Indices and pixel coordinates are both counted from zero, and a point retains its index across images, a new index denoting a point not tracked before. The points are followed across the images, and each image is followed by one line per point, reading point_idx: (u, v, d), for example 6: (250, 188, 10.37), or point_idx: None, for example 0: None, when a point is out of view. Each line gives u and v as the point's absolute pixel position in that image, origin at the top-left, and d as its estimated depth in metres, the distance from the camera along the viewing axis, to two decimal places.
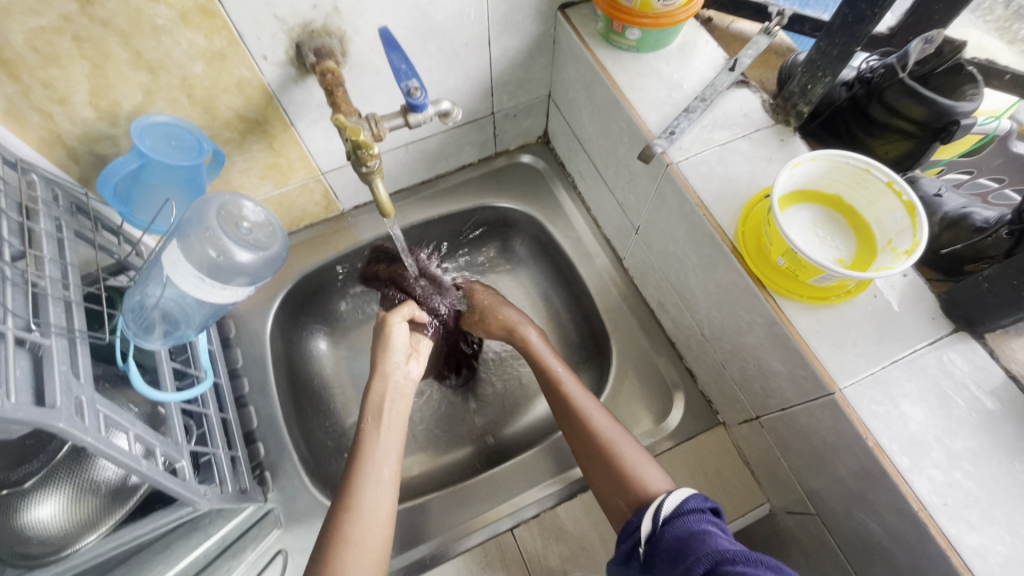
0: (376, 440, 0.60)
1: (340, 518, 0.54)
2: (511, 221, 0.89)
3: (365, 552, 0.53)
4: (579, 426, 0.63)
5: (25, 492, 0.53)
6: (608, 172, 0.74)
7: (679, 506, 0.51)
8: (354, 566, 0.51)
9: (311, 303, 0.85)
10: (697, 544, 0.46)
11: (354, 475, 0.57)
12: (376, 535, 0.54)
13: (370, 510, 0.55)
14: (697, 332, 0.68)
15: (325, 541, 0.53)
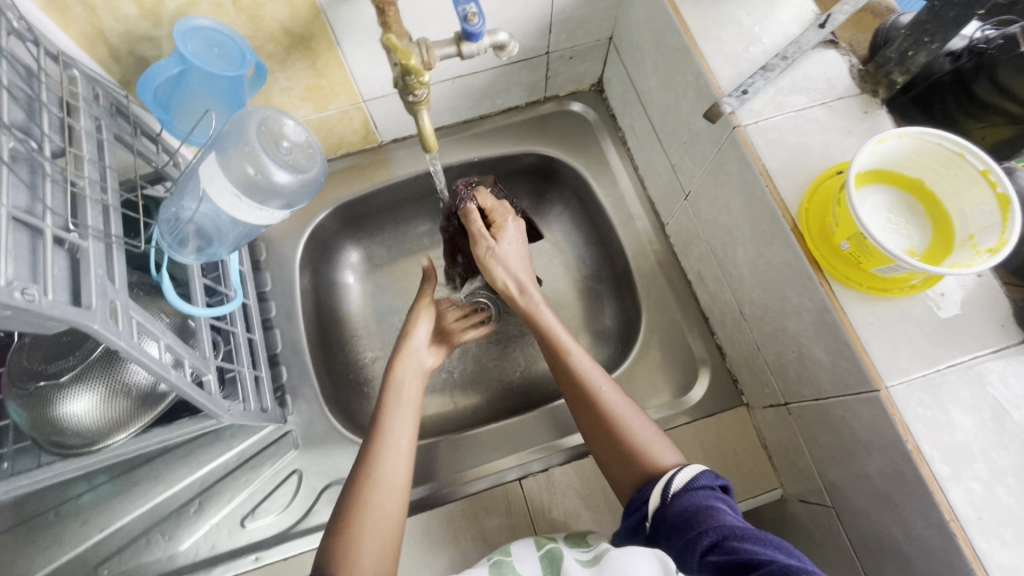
0: (394, 415, 0.61)
1: (357, 487, 0.55)
2: (552, 172, 0.85)
3: (383, 518, 0.54)
4: (588, 404, 0.61)
5: (61, 386, 0.54)
6: (664, 130, 0.69)
7: (688, 483, 0.50)
8: (370, 529, 0.52)
9: (342, 234, 0.84)
10: (704, 518, 0.46)
11: (372, 444, 0.58)
12: (394, 502, 0.55)
13: (387, 478, 0.56)
14: (736, 309, 0.65)
15: (345, 506, 0.54)
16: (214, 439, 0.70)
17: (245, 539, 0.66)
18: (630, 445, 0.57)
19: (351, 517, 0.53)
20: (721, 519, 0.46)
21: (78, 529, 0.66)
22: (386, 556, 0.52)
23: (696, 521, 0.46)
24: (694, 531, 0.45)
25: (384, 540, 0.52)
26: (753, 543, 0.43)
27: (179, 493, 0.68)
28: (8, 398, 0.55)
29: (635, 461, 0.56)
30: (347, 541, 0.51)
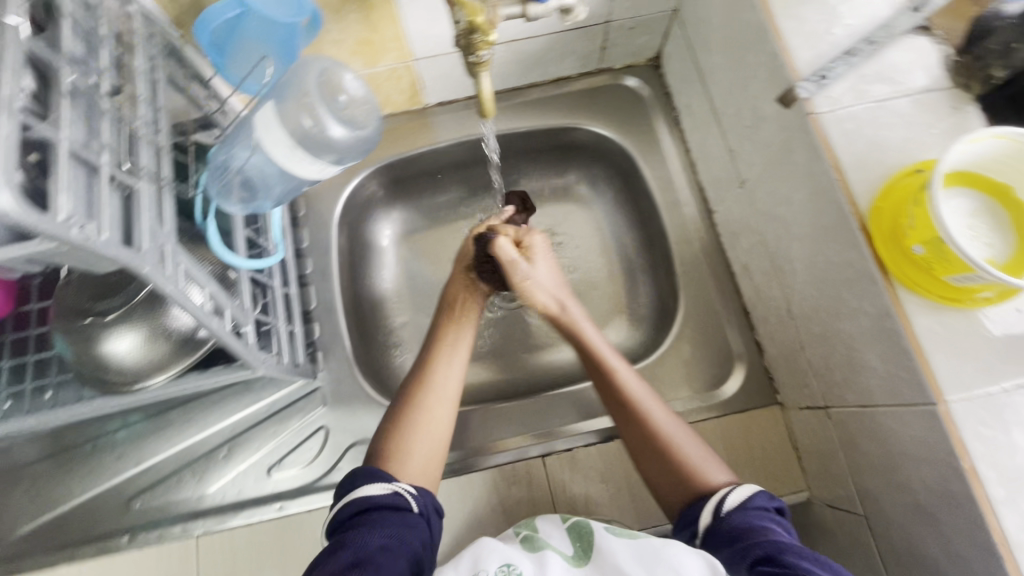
0: (450, 335, 0.64)
1: (402, 423, 0.57)
2: (599, 148, 0.83)
3: (423, 455, 0.56)
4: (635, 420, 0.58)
5: (105, 324, 0.55)
6: (724, 113, 0.66)
7: (744, 502, 0.50)
8: (410, 462, 0.55)
9: (380, 196, 0.84)
10: (759, 532, 0.47)
11: (430, 359, 0.62)
12: (435, 443, 0.57)
13: (432, 418, 0.58)
14: (783, 306, 0.62)
15: (389, 432, 0.57)
16: (245, 389, 0.71)
17: (270, 488, 0.68)
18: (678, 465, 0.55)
19: (402, 421, 0.57)
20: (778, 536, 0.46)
21: (115, 462, 0.69)
22: (430, 461, 0.57)
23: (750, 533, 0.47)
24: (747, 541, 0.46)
25: (430, 451, 0.57)
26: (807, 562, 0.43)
27: (209, 438, 0.70)
28: (55, 330, 0.56)
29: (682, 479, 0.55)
30: (397, 441, 0.56)
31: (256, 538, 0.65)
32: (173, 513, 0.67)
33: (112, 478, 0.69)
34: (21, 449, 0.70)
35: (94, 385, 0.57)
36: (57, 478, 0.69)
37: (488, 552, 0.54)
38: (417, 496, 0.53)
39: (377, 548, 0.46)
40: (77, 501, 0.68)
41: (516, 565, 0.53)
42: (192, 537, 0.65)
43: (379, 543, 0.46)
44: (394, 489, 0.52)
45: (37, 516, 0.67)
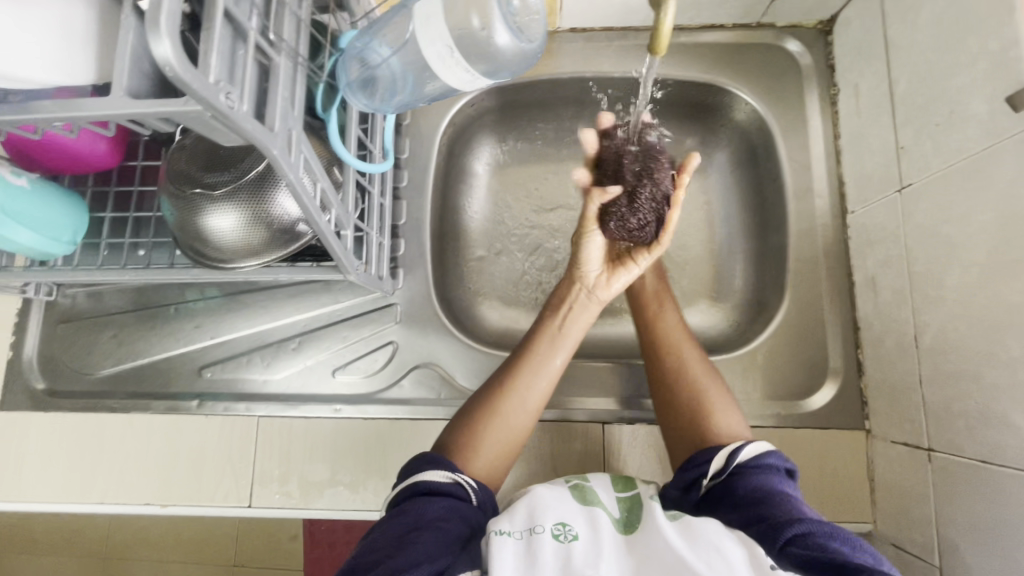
0: (549, 342, 0.60)
1: (477, 414, 0.55)
2: (733, 114, 0.75)
3: (488, 451, 0.53)
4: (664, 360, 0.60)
5: (213, 198, 0.54)
6: (906, 101, 0.57)
7: (755, 459, 0.50)
8: (475, 454, 0.53)
9: (485, 119, 0.79)
10: (780, 502, 0.45)
11: (525, 361, 0.59)
12: (502, 441, 0.54)
13: (509, 416, 0.55)
14: (909, 331, 0.56)
15: (462, 421, 0.55)
16: (322, 289, 0.72)
17: (331, 389, 0.69)
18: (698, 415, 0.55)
19: (483, 416, 0.55)
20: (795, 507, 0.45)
21: (193, 330, 0.72)
22: (496, 462, 0.54)
23: (772, 503, 0.44)
24: (770, 512, 0.44)
25: (498, 450, 0.54)
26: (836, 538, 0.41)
27: (283, 327, 0.71)
28: (166, 193, 0.57)
29: (697, 428, 0.54)
30: (468, 433, 0.54)
31: (312, 433, 0.67)
32: (239, 390, 0.70)
33: (188, 344, 0.72)
34: (111, 298, 0.74)
35: (193, 255, 0.58)
36: (139, 332, 0.72)
37: (545, 509, 0.47)
38: (478, 488, 0.50)
39: (438, 517, 0.45)
40: (156, 358, 0.72)
41: (571, 525, 0.45)
42: (254, 418, 0.68)
43: (440, 512, 0.46)
44: (456, 479, 0.49)
45: (120, 362, 0.72)
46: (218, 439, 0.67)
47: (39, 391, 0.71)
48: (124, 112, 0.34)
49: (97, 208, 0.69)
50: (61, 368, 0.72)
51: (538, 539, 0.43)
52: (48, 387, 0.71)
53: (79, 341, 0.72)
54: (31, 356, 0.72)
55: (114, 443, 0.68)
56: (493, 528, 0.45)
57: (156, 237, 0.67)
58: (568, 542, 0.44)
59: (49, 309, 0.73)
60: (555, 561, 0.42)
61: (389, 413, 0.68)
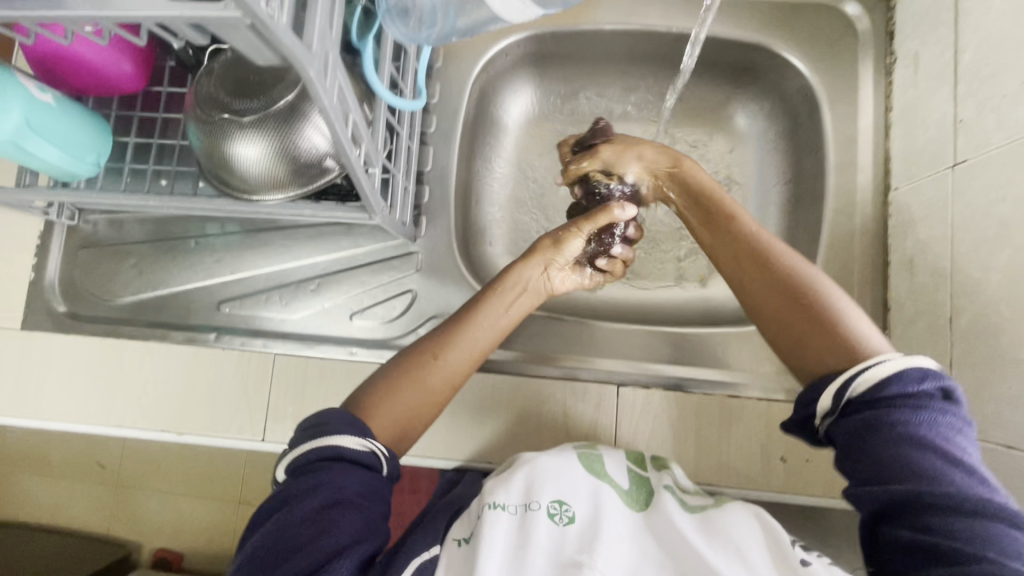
0: (486, 317, 0.58)
1: (398, 373, 0.53)
2: (777, 78, 0.72)
3: (395, 412, 0.51)
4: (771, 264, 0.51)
5: (242, 126, 0.53)
6: (971, 73, 0.54)
7: (878, 392, 0.41)
8: (382, 413, 0.51)
9: (519, 68, 0.76)
10: (897, 462, 0.39)
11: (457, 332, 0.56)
12: (416, 406, 0.52)
13: (427, 381, 0.53)
14: (944, 313, 0.55)
15: (380, 380, 0.53)
16: (343, 233, 0.71)
17: (348, 333, 0.69)
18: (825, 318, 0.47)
19: (402, 379, 0.53)
20: (916, 462, 0.39)
21: (213, 264, 0.72)
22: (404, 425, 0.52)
23: (885, 464, 0.40)
24: (883, 478, 0.40)
25: (409, 412, 0.52)
26: (963, 515, 0.37)
27: (303, 268, 0.71)
28: (193, 118, 0.55)
29: (829, 341, 0.45)
30: (382, 394, 0.52)
31: (326, 374, 0.67)
32: (257, 327, 0.70)
33: (207, 278, 0.72)
34: (133, 226, 0.74)
35: (217, 184, 0.58)
36: (159, 263, 0.72)
37: (542, 485, 0.52)
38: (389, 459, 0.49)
39: (357, 494, 0.44)
40: (175, 289, 0.72)
41: (569, 506, 0.51)
42: (270, 354, 0.68)
43: (359, 488, 0.45)
44: (372, 447, 0.47)
45: (140, 291, 0.72)
46: (233, 374, 0.68)
47: (61, 314, 0.71)
48: (158, 14, 0.32)
49: (121, 131, 0.68)
50: (81, 293, 0.72)
51: (532, 515, 0.49)
52: (69, 310, 0.72)
53: (100, 267, 0.73)
54: (52, 278, 0.72)
55: (131, 370, 0.69)
56: (488, 501, 0.50)
57: (180, 165, 0.66)
58: (563, 522, 0.49)
59: (71, 234, 0.73)
60: (547, 537, 0.47)
61: None
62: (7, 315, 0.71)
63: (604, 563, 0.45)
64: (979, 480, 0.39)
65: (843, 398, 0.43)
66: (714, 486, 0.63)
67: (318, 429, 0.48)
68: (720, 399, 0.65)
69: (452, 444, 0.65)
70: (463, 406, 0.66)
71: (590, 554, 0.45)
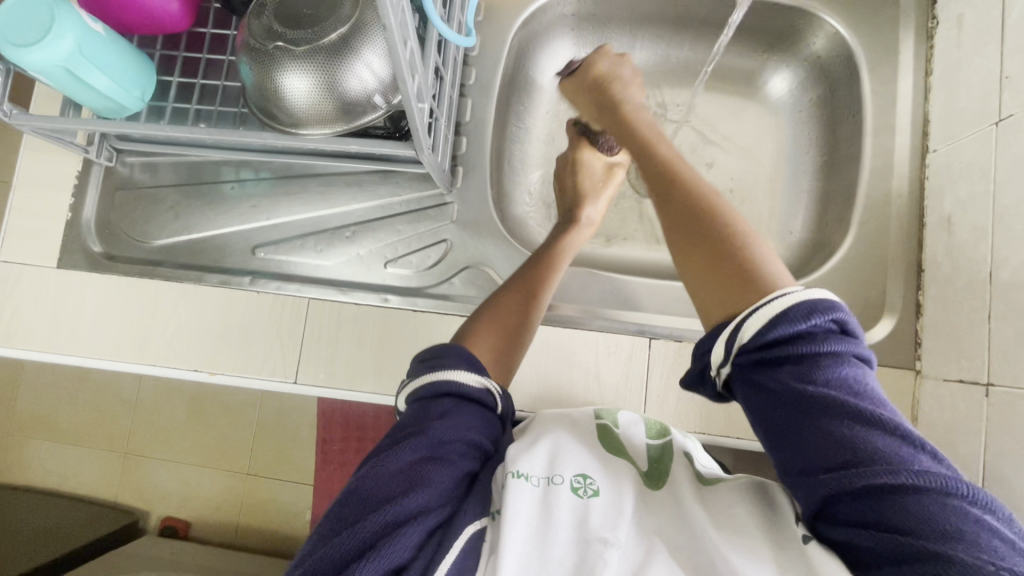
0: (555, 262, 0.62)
1: (498, 308, 0.55)
2: (817, 43, 0.73)
3: (500, 342, 0.53)
4: (675, 189, 0.46)
5: (292, 57, 0.54)
6: (1019, 29, 0.55)
7: (762, 336, 0.39)
8: (490, 342, 0.52)
9: (556, 27, 0.77)
10: (812, 437, 0.36)
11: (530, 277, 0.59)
12: (516, 337, 0.54)
13: (525, 313, 0.56)
14: (983, 268, 0.56)
15: (480, 316, 0.54)
16: (379, 182, 0.72)
17: (381, 280, 0.70)
18: (729, 248, 0.43)
19: (499, 313, 0.55)
20: (830, 433, 0.36)
21: (249, 209, 0.73)
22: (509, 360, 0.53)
23: (801, 441, 0.37)
24: (804, 457, 0.37)
25: (514, 343, 0.54)
26: (894, 486, 0.34)
27: (338, 215, 0.71)
28: (244, 51, 0.56)
29: (740, 281, 0.41)
30: (487, 327, 0.53)
31: (360, 320, 0.68)
32: (291, 271, 0.70)
33: (242, 223, 0.72)
34: (168, 171, 0.74)
35: (265, 118, 0.59)
36: (195, 207, 0.73)
37: (567, 457, 0.47)
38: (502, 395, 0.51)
39: (459, 449, 0.45)
40: (210, 234, 0.72)
41: (593, 480, 0.45)
42: (305, 298, 0.68)
43: (463, 443, 0.45)
44: (487, 386, 0.49)
45: (175, 234, 0.72)
46: (268, 317, 0.68)
47: (96, 255, 0.72)
48: None
49: (164, 72, 0.68)
50: (118, 234, 0.73)
51: (555, 490, 0.44)
52: (104, 251, 0.72)
53: (136, 209, 0.73)
54: (89, 218, 0.73)
55: (166, 311, 0.69)
56: (511, 468, 0.45)
57: (221, 106, 0.66)
58: (587, 497, 0.44)
59: (108, 176, 0.74)
60: (571, 513, 0.43)
61: (438, 307, 0.68)
62: (44, 253, 0.71)
63: (627, 542, 0.41)
64: (901, 434, 0.35)
65: (734, 344, 0.40)
66: (741, 440, 0.64)
67: (436, 362, 0.49)
68: None
69: None
70: None
71: (615, 533, 0.41)
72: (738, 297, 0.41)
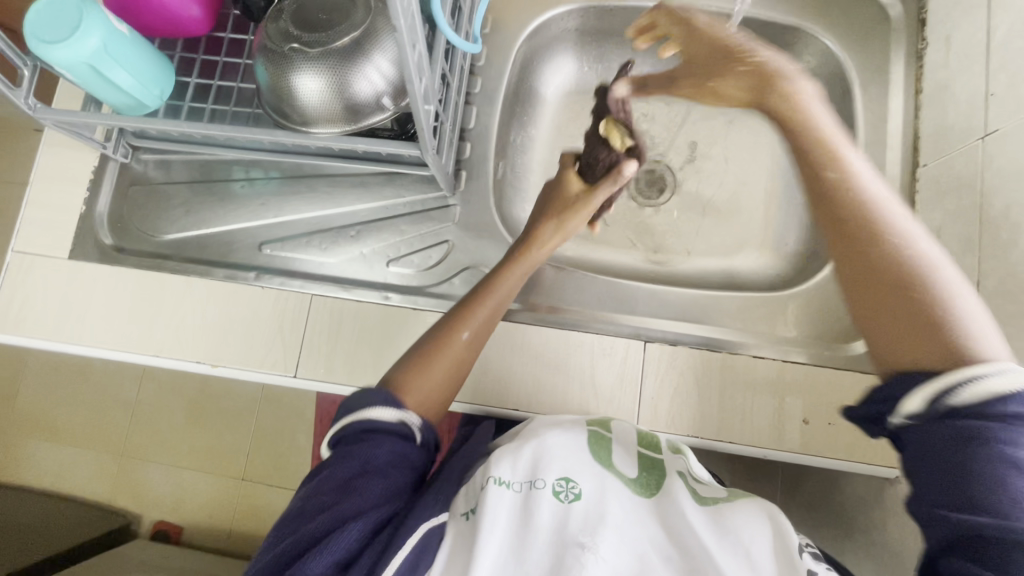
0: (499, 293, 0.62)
1: (431, 347, 0.57)
2: (812, 60, 0.75)
3: (428, 381, 0.54)
4: (863, 218, 0.43)
5: (304, 59, 0.56)
6: (1004, 48, 0.57)
7: (987, 394, 0.36)
8: (418, 382, 0.54)
9: (560, 40, 0.80)
10: (980, 485, 0.35)
11: (468, 312, 0.59)
12: (444, 374, 0.56)
13: (457, 351, 0.57)
14: (973, 277, 0.57)
15: (414, 354, 0.56)
16: (384, 183, 0.74)
17: (383, 278, 0.71)
18: (920, 299, 0.40)
19: (431, 352, 0.56)
20: (1006, 488, 0.34)
21: (257, 207, 0.75)
22: (438, 400, 0.55)
23: (968, 484, 0.35)
24: (961, 500, 0.36)
25: (442, 380, 0.55)
26: None
27: (344, 214, 0.73)
28: (260, 54, 0.59)
29: (931, 338, 0.39)
30: (417, 366, 0.55)
31: (361, 316, 0.69)
32: (296, 268, 0.72)
33: (250, 220, 0.74)
34: (181, 169, 0.77)
35: (278, 117, 0.61)
36: (205, 203, 0.75)
37: (550, 462, 0.49)
38: (423, 428, 0.52)
39: (386, 464, 0.48)
40: (218, 230, 0.74)
41: (576, 483, 0.48)
42: (307, 294, 0.70)
43: (388, 459, 0.48)
44: (403, 419, 0.51)
45: (185, 229, 0.74)
46: (270, 311, 0.70)
47: (107, 247, 0.74)
48: None
49: (183, 72, 0.71)
50: (130, 228, 0.75)
51: (537, 494, 0.46)
52: (115, 244, 0.74)
53: (149, 204, 0.76)
54: (103, 213, 0.75)
55: (172, 303, 0.71)
56: (493, 475, 0.47)
57: (235, 107, 0.69)
58: (568, 500, 0.46)
59: (123, 172, 0.76)
60: (552, 516, 0.45)
61: (437, 306, 0.70)
62: (58, 245, 0.73)
63: (606, 550, 0.43)
64: None
65: (940, 394, 0.37)
66: (735, 444, 0.64)
67: (357, 397, 0.52)
68: (745, 359, 0.66)
69: (478, 389, 0.66)
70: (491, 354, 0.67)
71: (592, 539, 0.43)
72: (927, 352, 0.38)
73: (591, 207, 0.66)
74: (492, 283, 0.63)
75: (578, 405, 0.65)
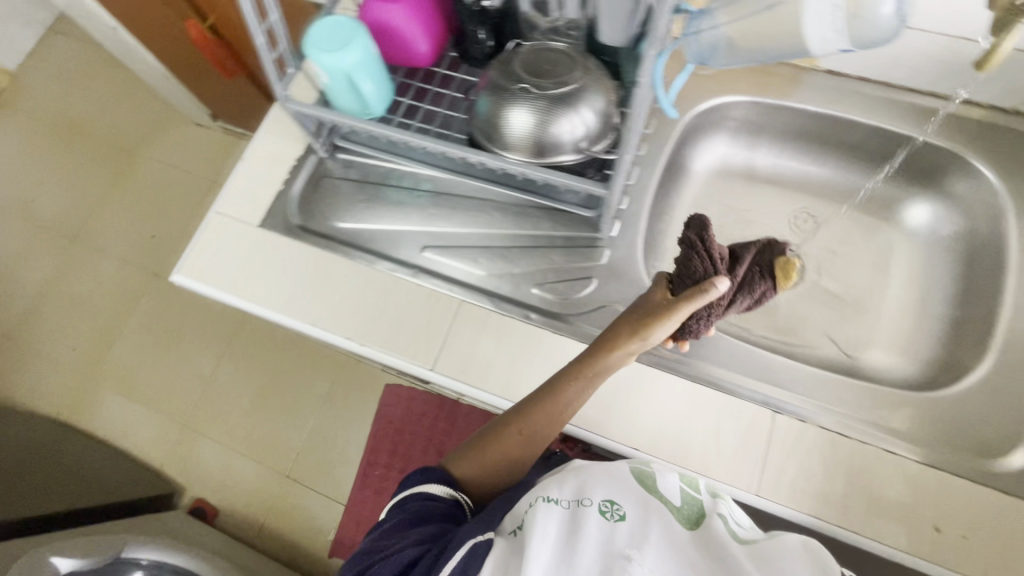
0: (562, 400, 0.63)
1: (491, 437, 0.65)
2: (963, 182, 0.80)
3: (486, 462, 0.65)
4: None
5: (521, 98, 0.66)
6: None
7: None
8: (474, 462, 0.66)
9: (721, 125, 0.88)
10: None
11: (526, 413, 0.63)
12: (502, 457, 0.65)
13: (512, 445, 0.64)
14: None
15: (479, 437, 0.66)
16: (544, 216, 0.81)
17: (527, 298, 0.77)
18: None
19: (489, 442, 0.65)
20: None
21: (427, 214, 0.83)
22: (493, 475, 0.66)
23: None
24: None
25: (496, 466, 0.66)
26: None
27: (503, 235, 0.81)
28: (484, 89, 0.69)
29: None
30: (476, 450, 0.66)
31: (503, 329, 0.74)
32: (452, 273, 0.79)
33: (419, 225, 0.83)
34: (369, 171, 0.87)
35: (481, 141, 0.70)
36: (383, 203, 0.85)
37: (593, 485, 0.52)
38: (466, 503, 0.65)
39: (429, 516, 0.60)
40: (389, 227, 0.83)
41: (620, 505, 0.50)
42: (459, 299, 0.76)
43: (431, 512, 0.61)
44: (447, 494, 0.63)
45: (361, 221, 0.84)
46: (423, 307, 0.76)
47: (292, 223, 0.84)
48: None
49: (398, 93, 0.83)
50: (315, 212, 0.85)
51: (583, 510, 0.49)
52: (300, 222, 0.84)
53: (335, 195, 0.86)
54: (295, 194, 0.86)
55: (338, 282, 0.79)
56: (542, 493, 0.51)
57: (437, 127, 0.80)
58: (613, 519, 0.48)
59: (319, 164, 0.88)
60: (598, 529, 0.47)
61: (575, 334, 0.74)
62: (253, 214, 0.84)
63: (650, 561, 0.45)
64: None
65: None
66: (859, 535, 0.62)
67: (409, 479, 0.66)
68: (876, 451, 0.65)
69: (603, 421, 0.69)
70: (620, 390, 0.70)
71: (638, 551, 0.45)
72: None
73: (675, 316, 0.59)
74: (557, 388, 0.63)
75: (699, 459, 0.66)
